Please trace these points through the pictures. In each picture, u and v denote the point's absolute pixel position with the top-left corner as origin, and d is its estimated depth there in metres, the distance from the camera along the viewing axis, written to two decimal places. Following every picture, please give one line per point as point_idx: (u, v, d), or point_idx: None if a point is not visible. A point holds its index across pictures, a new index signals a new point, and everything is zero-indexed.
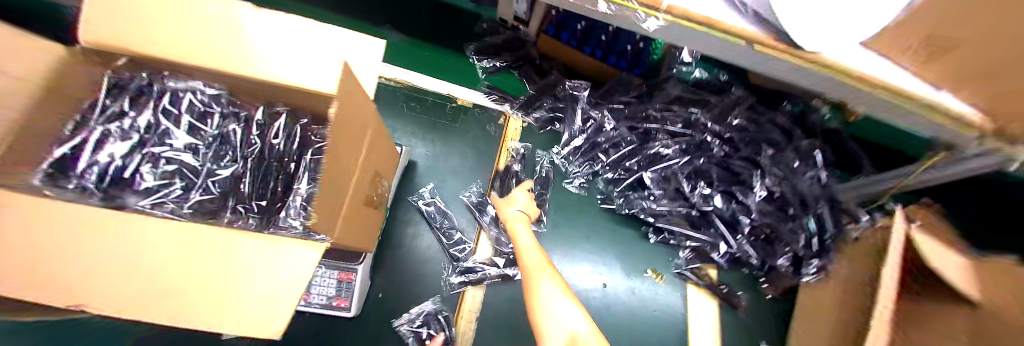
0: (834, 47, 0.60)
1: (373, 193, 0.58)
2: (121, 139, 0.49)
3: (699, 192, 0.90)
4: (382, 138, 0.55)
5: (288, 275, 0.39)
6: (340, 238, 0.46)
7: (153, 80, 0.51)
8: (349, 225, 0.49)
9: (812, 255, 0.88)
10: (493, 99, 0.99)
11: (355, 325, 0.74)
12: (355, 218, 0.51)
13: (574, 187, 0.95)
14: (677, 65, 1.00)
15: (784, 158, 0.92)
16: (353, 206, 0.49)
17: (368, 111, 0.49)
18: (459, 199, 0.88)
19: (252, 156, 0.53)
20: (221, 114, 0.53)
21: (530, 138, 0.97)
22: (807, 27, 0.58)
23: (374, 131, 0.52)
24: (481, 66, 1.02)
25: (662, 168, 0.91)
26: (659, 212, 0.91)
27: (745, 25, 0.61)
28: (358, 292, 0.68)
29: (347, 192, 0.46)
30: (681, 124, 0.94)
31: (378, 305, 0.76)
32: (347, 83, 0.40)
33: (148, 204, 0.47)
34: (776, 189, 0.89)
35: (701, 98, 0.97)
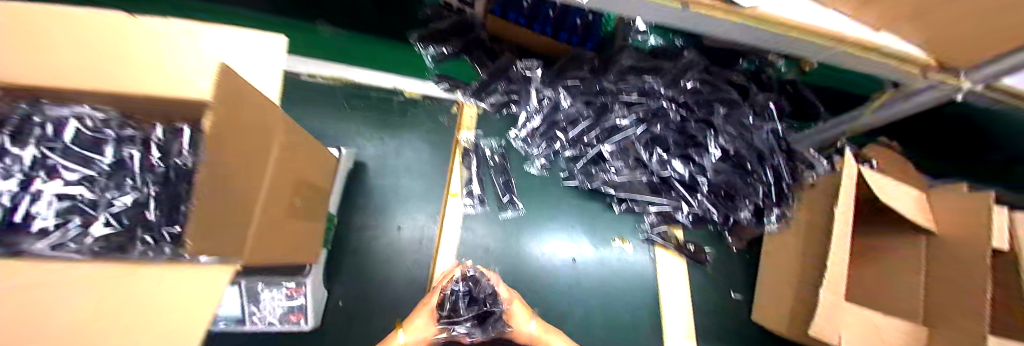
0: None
1: (298, 202, 0.54)
2: (6, 179, 0.43)
3: (658, 160, 0.89)
4: (297, 142, 0.51)
5: (195, 296, 0.30)
6: (255, 251, 0.42)
7: (31, 110, 0.44)
8: (268, 238, 0.45)
9: (773, 205, 0.87)
10: (446, 89, 0.96)
11: (318, 336, 0.73)
12: (277, 230, 0.47)
13: (535, 169, 0.93)
14: (631, 33, 0.98)
15: (738, 114, 0.91)
16: (269, 217, 0.45)
17: (274, 116, 0.44)
18: (416, 192, 0.86)
19: (158, 179, 0.47)
20: (115, 140, 0.47)
21: (485, 124, 0.95)
22: None
23: (286, 137, 0.48)
24: (427, 54, 0.98)
25: (620, 139, 0.89)
26: (620, 184, 0.90)
27: None
28: (312, 305, 0.67)
29: (260, 202, 0.43)
30: (636, 92, 0.92)
31: (339, 313, 0.75)
32: (248, 91, 0.37)
33: (49, 247, 0.41)
34: (730, 148, 0.88)
35: (655, 65, 0.96)
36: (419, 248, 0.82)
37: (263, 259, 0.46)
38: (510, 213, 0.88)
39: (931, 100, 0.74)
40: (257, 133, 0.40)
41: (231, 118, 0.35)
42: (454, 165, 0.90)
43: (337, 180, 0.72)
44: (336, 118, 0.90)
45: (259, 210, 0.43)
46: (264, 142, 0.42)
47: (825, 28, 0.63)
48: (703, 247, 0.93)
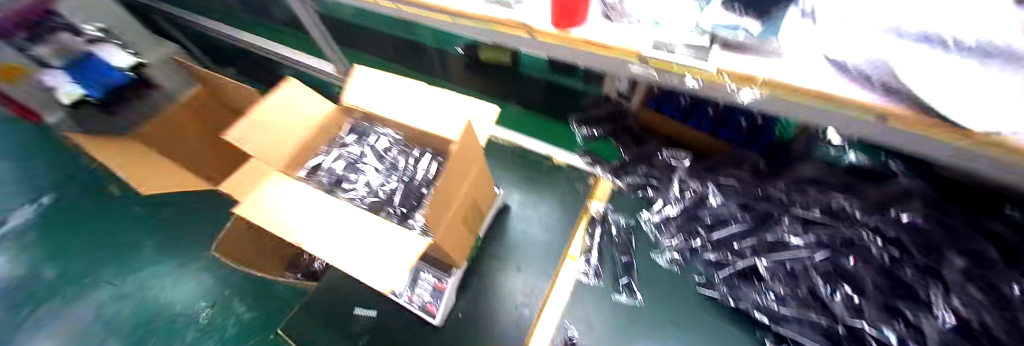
0: None
1: (471, 221, 0.77)
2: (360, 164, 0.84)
3: (843, 301, 0.69)
4: (483, 181, 0.74)
5: None
6: (440, 235, 0.65)
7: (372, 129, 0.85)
8: (450, 233, 0.69)
9: None
10: (588, 162, 1.04)
11: (435, 335, 0.86)
12: (454, 232, 0.70)
13: (663, 260, 0.86)
14: (816, 144, 0.88)
15: (1008, 279, 0.60)
16: (454, 219, 0.69)
17: (477, 153, 0.67)
18: (539, 244, 0.96)
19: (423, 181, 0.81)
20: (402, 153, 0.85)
21: (619, 202, 0.96)
22: (953, 91, 0.50)
23: (478, 174, 0.71)
24: (580, 133, 1.14)
25: (786, 259, 0.75)
26: (769, 316, 0.74)
27: (871, 98, 0.56)
28: (443, 304, 0.83)
29: (454, 206, 0.67)
30: (818, 210, 0.79)
31: (456, 323, 0.87)
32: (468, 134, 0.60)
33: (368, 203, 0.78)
34: (987, 326, 0.59)
35: (849, 184, 0.81)
36: (531, 293, 0.90)
37: (445, 246, 0.69)
38: (628, 299, 0.81)
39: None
40: (468, 165, 0.65)
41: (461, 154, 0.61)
42: (581, 233, 0.93)
43: (488, 215, 0.87)
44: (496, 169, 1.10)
45: (451, 211, 0.67)
46: (467, 173, 0.66)
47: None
48: None
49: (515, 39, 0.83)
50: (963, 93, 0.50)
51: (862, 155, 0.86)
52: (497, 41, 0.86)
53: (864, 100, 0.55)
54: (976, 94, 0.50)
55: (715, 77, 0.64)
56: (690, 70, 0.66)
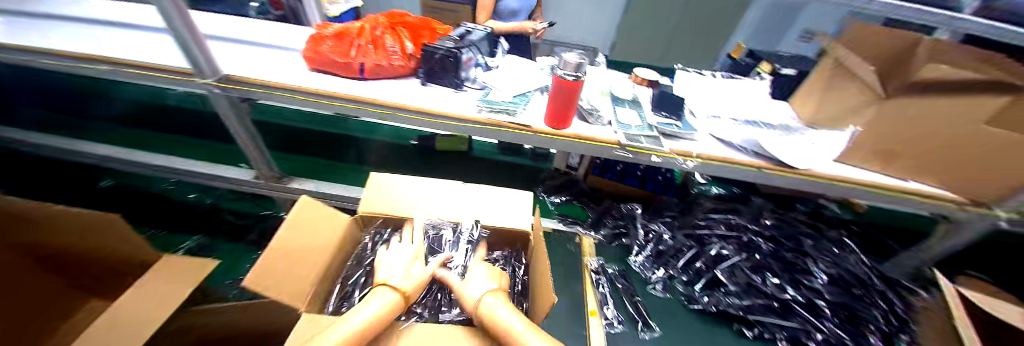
0: (819, 164, 0.92)
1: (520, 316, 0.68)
2: None
3: (771, 284, 1.02)
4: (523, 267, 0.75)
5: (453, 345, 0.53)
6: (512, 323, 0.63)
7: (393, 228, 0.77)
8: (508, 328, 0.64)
9: (898, 330, 0.96)
10: (567, 223, 1.25)
11: None
12: None
13: (658, 291, 1.11)
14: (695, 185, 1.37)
15: (823, 246, 1.10)
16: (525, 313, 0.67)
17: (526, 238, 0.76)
18: (560, 308, 1.03)
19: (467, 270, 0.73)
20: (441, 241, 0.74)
21: (603, 252, 1.18)
22: (791, 152, 0.90)
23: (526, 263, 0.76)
24: (550, 201, 1.36)
25: (728, 265, 1.06)
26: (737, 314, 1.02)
27: (749, 159, 0.93)
28: None
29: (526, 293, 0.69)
30: (725, 227, 1.17)
31: None
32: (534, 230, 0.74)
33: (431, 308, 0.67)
34: (833, 272, 1.03)
35: (732, 207, 1.24)
36: None
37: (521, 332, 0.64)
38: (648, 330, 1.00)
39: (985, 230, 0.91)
40: (534, 266, 0.72)
41: (537, 260, 0.69)
42: (588, 285, 1.07)
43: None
44: None
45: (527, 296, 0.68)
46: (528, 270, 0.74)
47: (874, 180, 0.89)
48: None
49: (515, 138, 0.95)
50: (792, 149, 0.91)
51: (719, 189, 1.38)
52: (490, 136, 0.95)
53: (747, 160, 0.92)
54: (796, 148, 0.92)
55: (668, 154, 0.92)
56: (655, 153, 0.93)
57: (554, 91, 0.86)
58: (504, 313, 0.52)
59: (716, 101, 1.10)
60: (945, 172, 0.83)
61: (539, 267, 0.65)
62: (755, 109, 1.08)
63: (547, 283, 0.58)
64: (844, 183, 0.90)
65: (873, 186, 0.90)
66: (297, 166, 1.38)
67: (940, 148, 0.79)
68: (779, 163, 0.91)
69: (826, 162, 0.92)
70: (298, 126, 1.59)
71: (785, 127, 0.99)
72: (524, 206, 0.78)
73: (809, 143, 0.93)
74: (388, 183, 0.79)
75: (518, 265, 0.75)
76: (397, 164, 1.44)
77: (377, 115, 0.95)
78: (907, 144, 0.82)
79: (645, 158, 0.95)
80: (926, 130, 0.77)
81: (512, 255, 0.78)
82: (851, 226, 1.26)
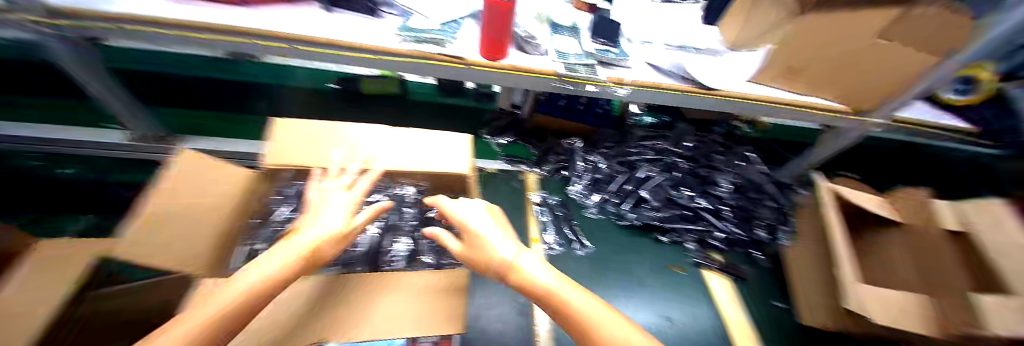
0: (735, 85, 0.97)
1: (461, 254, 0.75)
2: None
3: (685, 196, 1.17)
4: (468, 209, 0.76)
5: None
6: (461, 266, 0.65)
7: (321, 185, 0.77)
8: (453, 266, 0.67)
9: (780, 225, 1.15)
10: (512, 164, 1.25)
11: None
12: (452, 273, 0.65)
13: (592, 214, 1.18)
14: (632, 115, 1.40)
15: (731, 160, 1.25)
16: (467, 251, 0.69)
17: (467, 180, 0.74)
18: (508, 241, 1.06)
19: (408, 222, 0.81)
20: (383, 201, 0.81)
21: (547, 185, 1.22)
22: (712, 75, 0.96)
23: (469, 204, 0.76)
24: (496, 143, 1.32)
25: (652, 185, 1.18)
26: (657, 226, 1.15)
27: (676, 83, 0.94)
28: None
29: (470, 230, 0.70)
30: (652, 152, 1.27)
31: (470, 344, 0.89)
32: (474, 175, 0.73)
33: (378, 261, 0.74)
34: (735, 181, 1.20)
35: (660, 133, 1.33)
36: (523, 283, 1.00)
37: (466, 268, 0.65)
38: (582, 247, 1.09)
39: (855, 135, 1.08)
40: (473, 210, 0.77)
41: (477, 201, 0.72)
42: (532, 213, 1.13)
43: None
44: None
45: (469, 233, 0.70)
46: None
47: (784, 98, 0.97)
48: (738, 265, 1.12)
49: (446, 73, 0.87)
50: (712, 72, 0.96)
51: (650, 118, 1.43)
52: (415, 72, 0.86)
53: (673, 84, 0.93)
54: (714, 72, 0.97)
55: (603, 84, 0.92)
56: (591, 82, 0.92)
57: (488, 14, 0.79)
58: (495, 241, 0.60)
59: (650, 27, 1.10)
60: (836, 87, 0.95)
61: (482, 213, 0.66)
62: (685, 33, 1.10)
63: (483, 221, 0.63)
64: (756, 102, 0.96)
65: (780, 103, 0.97)
66: (200, 126, 1.19)
67: (835, 62, 0.88)
68: (699, 86, 0.94)
69: (740, 83, 0.98)
70: (183, 74, 1.28)
71: (709, 51, 1.03)
72: (460, 150, 0.76)
73: (724, 69, 1.00)
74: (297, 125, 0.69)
75: (460, 210, 0.81)
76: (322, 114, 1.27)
77: (275, 51, 0.79)
78: (809, 59, 0.90)
79: (581, 88, 0.94)
80: (820, 45, 0.86)
81: (453, 199, 0.82)
82: (759, 143, 1.44)
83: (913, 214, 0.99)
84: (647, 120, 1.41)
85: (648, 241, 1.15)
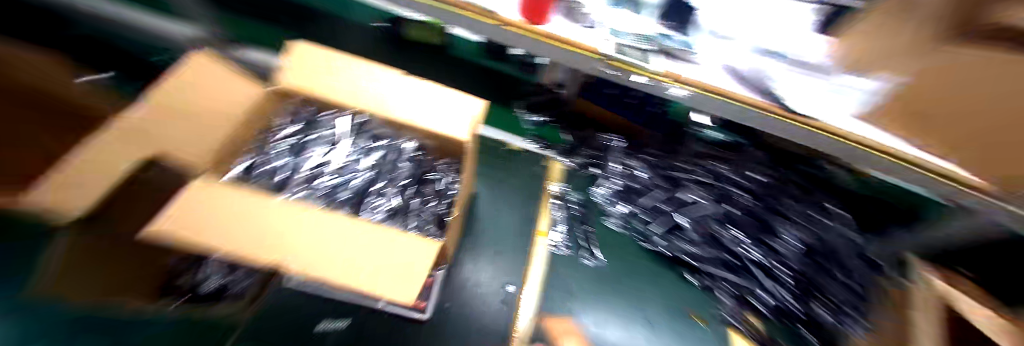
0: (836, 116, 0.74)
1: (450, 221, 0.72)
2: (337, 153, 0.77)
3: (730, 237, 0.98)
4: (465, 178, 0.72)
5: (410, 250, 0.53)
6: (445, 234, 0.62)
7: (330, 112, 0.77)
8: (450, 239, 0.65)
9: (852, 306, 0.90)
10: (540, 147, 1.15)
11: (426, 333, 0.82)
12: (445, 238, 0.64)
13: (613, 225, 1.05)
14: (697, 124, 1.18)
15: (806, 210, 1.01)
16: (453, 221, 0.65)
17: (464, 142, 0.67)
18: (509, 226, 0.99)
19: (404, 173, 0.78)
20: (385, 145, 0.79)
21: (570, 179, 1.12)
22: (801, 97, 0.74)
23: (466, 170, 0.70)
24: (527, 120, 1.25)
25: (694, 212, 1.01)
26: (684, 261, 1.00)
27: (748, 95, 0.76)
28: (433, 298, 0.83)
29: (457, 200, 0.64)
30: (708, 175, 1.07)
31: (443, 314, 0.84)
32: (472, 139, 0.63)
33: (364, 205, 0.71)
34: (803, 238, 0.96)
35: (723, 155, 1.12)
36: (512, 273, 0.92)
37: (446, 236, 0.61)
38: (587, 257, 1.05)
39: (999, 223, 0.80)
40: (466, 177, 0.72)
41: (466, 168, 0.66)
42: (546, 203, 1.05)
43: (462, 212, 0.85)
44: None
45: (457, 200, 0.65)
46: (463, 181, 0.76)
47: (903, 152, 0.72)
48: (777, 340, 0.93)
49: (482, 30, 0.81)
50: (800, 93, 0.75)
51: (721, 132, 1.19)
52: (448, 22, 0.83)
53: (747, 97, 0.75)
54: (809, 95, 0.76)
55: (658, 76, 0.78)
56: (641, 71, 0.79)
57: None
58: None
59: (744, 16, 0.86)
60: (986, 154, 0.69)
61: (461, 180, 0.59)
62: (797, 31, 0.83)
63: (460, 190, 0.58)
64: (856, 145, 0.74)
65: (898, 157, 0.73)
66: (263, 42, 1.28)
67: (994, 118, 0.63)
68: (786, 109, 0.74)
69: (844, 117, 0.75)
70: None
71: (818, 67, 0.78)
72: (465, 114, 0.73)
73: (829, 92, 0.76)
74: (312, 54, 0.72)
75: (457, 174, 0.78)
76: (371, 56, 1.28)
77: None
78: (955, 105, 0.65)
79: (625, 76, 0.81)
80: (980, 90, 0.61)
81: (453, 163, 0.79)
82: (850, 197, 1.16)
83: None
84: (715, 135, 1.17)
85: (668, 273, 1.01)
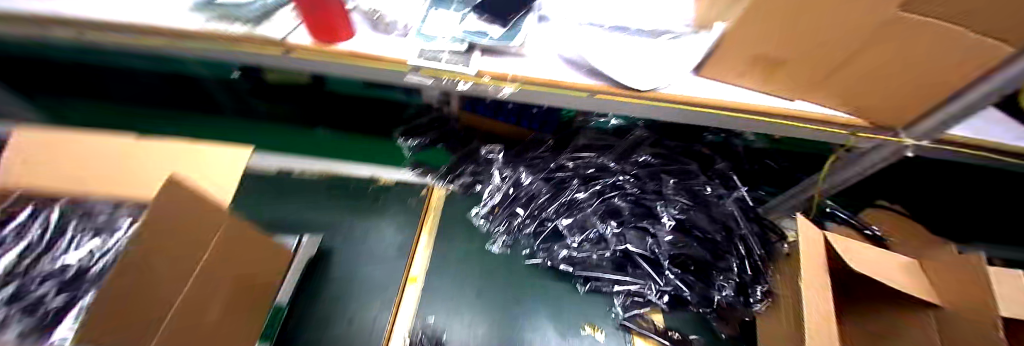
0: (683, 84, 0.71)
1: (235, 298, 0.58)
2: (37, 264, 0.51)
3: (614, 232, 0.91)
4: (246, 246, 0.58)
5: None
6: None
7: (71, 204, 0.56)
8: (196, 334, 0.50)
9: (753, 280, 0.85)
10: (418, 174, 1.05)
11: None
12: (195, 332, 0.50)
13: (495, 247, 0.95)
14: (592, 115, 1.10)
15: (693, 185, 0.98)
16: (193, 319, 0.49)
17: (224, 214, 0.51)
18: (368, 274, 0.86)
19: None
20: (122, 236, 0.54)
21: (453, 203, 1.01)
22: (637, 74, 0.68)
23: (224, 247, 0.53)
24: (406, 145, 1.10)
25: (577, 212, 0.93)
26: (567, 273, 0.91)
27: (587, 81, 0.69)
28: None
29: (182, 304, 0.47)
30: (594, 168, 1.00)
31: None
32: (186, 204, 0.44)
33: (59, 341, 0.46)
34: (686, 216, 0.91)
35: (607, 142, 1.06)
36: (369, 336, 0.78)
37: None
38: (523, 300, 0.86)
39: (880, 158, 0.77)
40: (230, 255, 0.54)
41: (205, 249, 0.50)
42: (425, 238, 0.94)
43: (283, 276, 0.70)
44: (307, 206, 0.94)
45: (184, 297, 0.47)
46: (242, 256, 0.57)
47: (756, 105, 0.70)
48: (687, 335, 0.86)
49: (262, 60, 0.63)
50: (637, 68, 0.69)
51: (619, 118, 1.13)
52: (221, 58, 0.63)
53: (585, 83, 0.68)
54: (641, 67, 0.70)
55: (478, 79, 0.66)
56: (459, 75, 0.65)
57: None
58: None
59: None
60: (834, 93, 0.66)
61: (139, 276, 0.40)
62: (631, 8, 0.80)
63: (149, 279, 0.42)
64: (711, 107, 0.70)
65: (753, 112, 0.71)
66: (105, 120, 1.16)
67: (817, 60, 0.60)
68: (621, 88, 0.68)
69: (689, 80, 0.72)
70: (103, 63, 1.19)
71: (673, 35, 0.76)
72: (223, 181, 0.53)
73: (668, 60, 0.72)
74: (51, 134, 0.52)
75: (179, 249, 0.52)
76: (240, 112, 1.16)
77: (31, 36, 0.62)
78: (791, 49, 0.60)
79: (449, 84, 0.67)
80: (791, 33, 0.57)
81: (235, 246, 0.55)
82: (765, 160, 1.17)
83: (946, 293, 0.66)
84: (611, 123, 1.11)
85: (560, 288, 0.91)
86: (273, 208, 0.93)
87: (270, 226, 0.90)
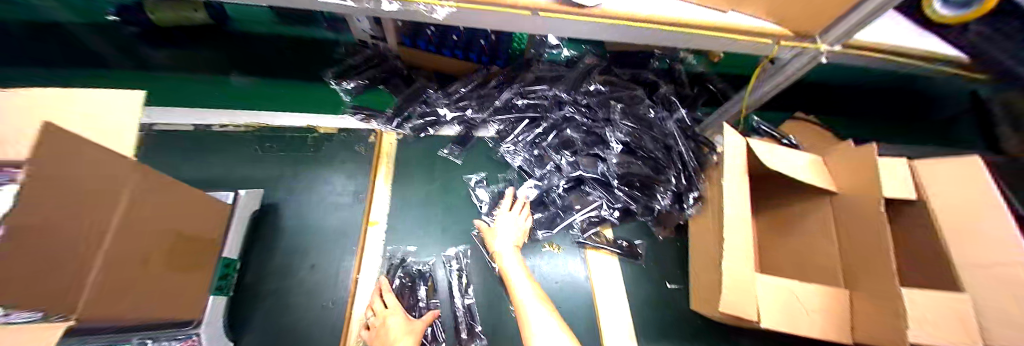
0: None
1: (165, 251, 0.52)
2: None
3: (567, 160, 0.95)
4: (160, 198, 0.51)
5: None
6: (87, 309, 0.41)
7: None
8: (124, 297, 0.46)
9: (687, 188, 0.91)
10: (361, 119, 0.99)
11: None
12: (124, 291, 0.46)
13: (473, 183, 0.97)
14: (544, 48, 1.05)
15: (638, 109, 1.02)
16: (123, 275, 0.45)
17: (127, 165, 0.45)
18: (323, 226, 0.84)
19: None
20: None
21: (406, 148, 0.98)
22: None
23: (141, 190, 0.47)
24: (343, 91, 1.02)
25: (536, 148, 0.98)
26: (542, 219, 0.93)
27: None
28: None
29: (111, 246, 0.43)
30: (548, 102, 1.01)
31: None
32: (76, 147, 0.37)
33: None
34: (631, 140, 0.96)
35: (558, 73, 1.06)
36: (337, 283, 0.79)
37: (88, 308, 0.41)
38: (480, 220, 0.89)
39: (802, 64, 0.83)
40: (152, 199, 0.49)
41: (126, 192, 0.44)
42: (384, 179, 0.92)
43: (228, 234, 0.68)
44: (244, 162, 0.88)
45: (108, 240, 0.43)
46: (162, 201, 0.51)
47: (686, 18, 0.70)
48: (635, 241, 0.96)
49: None
50: None
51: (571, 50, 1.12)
52: None
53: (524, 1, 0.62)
54: None
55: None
56: None
57: None
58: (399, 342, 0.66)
59: None
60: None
61: (30, 258, 0.33)
62: None
63: (64, 224, 0.37)
64: (647, 22, 0.69)
65: (683, 26, 0.71)
66: None
67: None
68: (565, 3, 0.63)
69: None
70: None
71: None
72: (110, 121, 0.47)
73: None
74: None
75: None
76: (136, 64, 0.99)
77: None
78: None
79: (373, 5, 0.62)
80: None
81: (150, 189, 0.49)
82: (705, 85, 1.21)
83: (846, 178, 0.77)
84: (564, 54, 1.09)
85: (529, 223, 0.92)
86: (200, 166, 0.87)
87: (205, 184, 0.85)
